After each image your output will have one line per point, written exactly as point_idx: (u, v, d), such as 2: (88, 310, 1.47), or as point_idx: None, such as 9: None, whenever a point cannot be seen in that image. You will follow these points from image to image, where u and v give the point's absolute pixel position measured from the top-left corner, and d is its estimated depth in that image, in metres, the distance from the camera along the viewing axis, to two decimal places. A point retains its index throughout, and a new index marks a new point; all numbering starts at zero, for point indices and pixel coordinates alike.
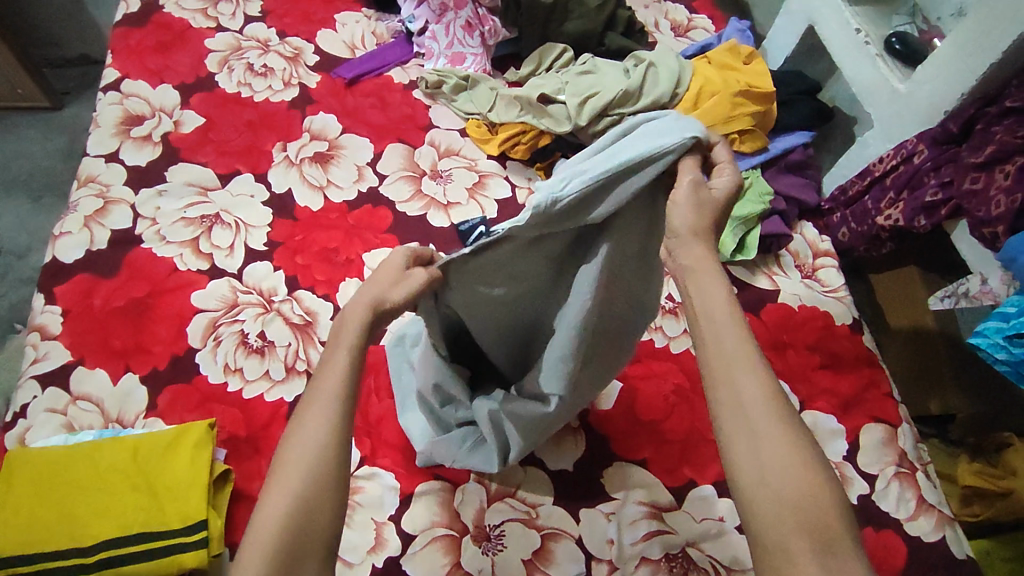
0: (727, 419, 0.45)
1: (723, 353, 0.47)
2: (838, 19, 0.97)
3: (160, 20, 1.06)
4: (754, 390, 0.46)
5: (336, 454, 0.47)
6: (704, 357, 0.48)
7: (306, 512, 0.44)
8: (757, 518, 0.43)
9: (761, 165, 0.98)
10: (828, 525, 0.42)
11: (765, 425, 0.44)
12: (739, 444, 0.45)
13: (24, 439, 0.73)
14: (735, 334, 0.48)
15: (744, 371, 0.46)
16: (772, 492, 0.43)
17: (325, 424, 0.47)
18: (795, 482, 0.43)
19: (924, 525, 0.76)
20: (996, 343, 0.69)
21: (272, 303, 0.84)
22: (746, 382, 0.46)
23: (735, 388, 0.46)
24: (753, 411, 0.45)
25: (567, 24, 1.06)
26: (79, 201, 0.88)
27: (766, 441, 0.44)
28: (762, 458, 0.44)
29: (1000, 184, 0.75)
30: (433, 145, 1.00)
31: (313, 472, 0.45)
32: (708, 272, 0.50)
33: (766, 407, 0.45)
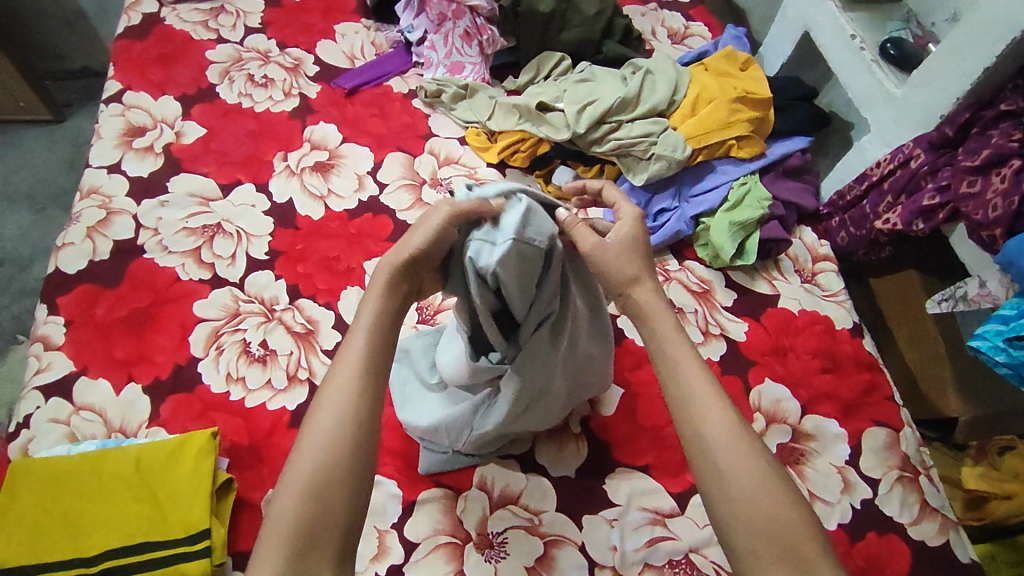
0: (696, 453, 0.51)
1: (683, 391, 0.53)
2: (833, 26, 0.98)
3: (162, 32, 1.07)
4: (716, 423, 0.51)
5: (344, 452, 0.49)
6: (669, 399, 0.54)
7: (315, 514, 0.47)
8: (737, 546, 0.48)
9: (759, 171, 0.97)
10: (798, 543, 0.47)
11: (728, 456, 0.50)
12: (709, 478, 0.50)
13: (27, 450, 0.73)
14: (695, 373, 0.54)
15: (704, 410, 0.52)
16: (745, 523, 0.48)
17: (335, 418, 0.50)
18: (764, 507, 0.48)
19: (928, 529, 0.76)
20: (996, 346, 0.69)
21: (274, 311, 0.84)
22: (708, 417, 0.51)
23: (699, 429, 0.51)
24: (720, 445, 0.50)
25: (564, 33, 1.07)
26: (82, 212, 0.89)
27: (733, 472, 0.49)
28: (731, 493, 0.49)
29: (997, 187, 0.75)
30: (433, 154, 1.00)
31: (322, 461, 0.48)
32: (657, 314, 0.57)
33: (728, 439, 0.50)
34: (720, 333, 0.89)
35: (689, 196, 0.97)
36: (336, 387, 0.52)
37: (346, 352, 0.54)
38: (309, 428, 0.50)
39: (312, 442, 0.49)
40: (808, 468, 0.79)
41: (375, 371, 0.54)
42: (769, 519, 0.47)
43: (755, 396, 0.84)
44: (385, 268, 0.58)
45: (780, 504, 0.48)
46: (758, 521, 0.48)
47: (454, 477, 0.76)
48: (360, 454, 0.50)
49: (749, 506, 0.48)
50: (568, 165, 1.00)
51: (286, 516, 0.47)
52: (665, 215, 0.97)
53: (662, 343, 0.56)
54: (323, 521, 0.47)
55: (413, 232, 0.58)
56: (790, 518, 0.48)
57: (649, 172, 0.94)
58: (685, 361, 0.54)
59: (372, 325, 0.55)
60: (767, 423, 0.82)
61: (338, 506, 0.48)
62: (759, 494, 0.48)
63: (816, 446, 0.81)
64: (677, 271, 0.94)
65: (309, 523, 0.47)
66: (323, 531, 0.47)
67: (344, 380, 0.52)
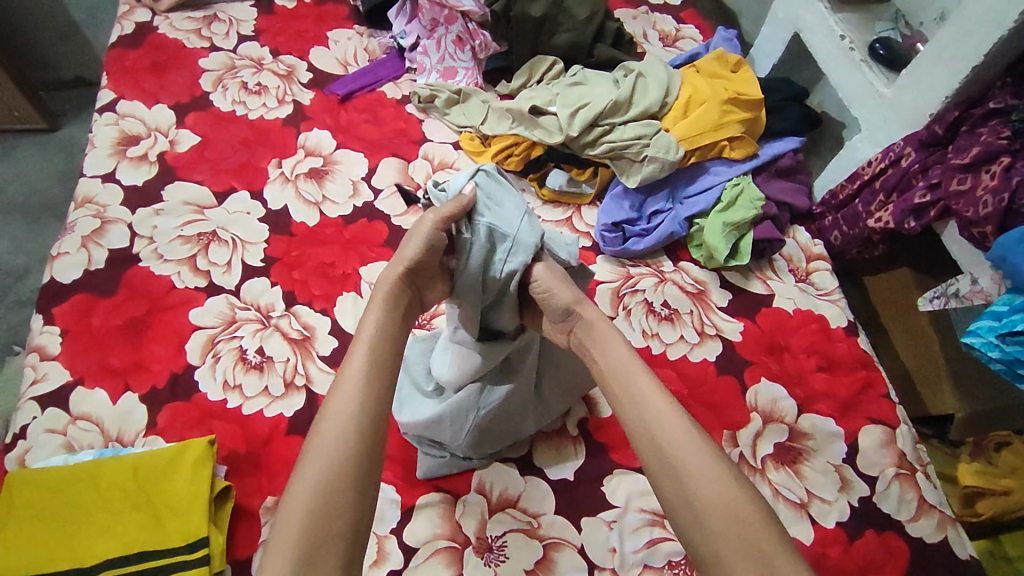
0: (649, 456, 0.53)
1: (636, 402, 0.56)
2: (823, 26, 0.99)
3: (155, 41, 1.07)
4: (668, 428, 0.54)
5: (350, 461, 0.50)
6: (623, 412, 0.57)
7: (321, 519, 0.47)
8: (696, 545, 0.49)
9: (752, 171, 0.98)
10: (755, 534, 0.48)
11: (682, 456, 0.52)
12: (663, 477, 0.52)
13: (24, 461, 0.73)
14: (645, 384, 0.57)
15: (655, 417, 0.55)
16: (701, 520, 0.49)
17: (342, 427, 0.51)
18: (719, 502, 0.49)
19: (925, 526, 0.76)
20: (990, 342, 0.70)
21: (271, 318, 0.85)
22: (660, 422, 0.54)
23: (652, 434, 0.54)
24: (671, 447, 0.53)
25: (556, 37, 1.07)
26: (77, 221, 0.89)
27: (684, 471, 0.51)
28: (687, 490, 0.50)
29: (987, 184, 0.75)
30: (427, 159, 1.01)
31: (328, 470, 0.49)
32: (605, 335, 0.62)
33: (680, 441, 0.53)
34: (716, 333, 0.89)
35: (683, 198, 0.97)
36: (338, 398, 0.52)
37: (347, 367, 0.55)
38: (312, 439, 0.51)
39: (317, 452, 0.50)
40: (806, 466, 0.80)
41: (378, 382, 0.55)
42: (725, 513, 0.49)
43: (751, 395, 0.84)
44: (393, 272, 0.62)
45: (733, 499, 0.49)
46: (709, 513, 0.49)
47: (452, 482, 0.76)
48: (363, 463, 0.51)
49: (701, 501, 0.50)
50: (562, 169, 1.00)
51: (292, 522, 0.47)
52: (659, 216, 0.97)
53: (613, 361, 0.60)
54: (328, 526, 0.47)
55: (407, 242, 0.62)
56: (747, 511, 0.49)
57: (643, 174, 0.94)
58: (635, 375, 0.58)
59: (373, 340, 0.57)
60: (764, 422, 0.83)
61: (343, 511, 0.48)
62: (710, 490, 0.50)
63: (813, 445, 0.81)
64: (672, 272, 0.94)
65: (315, 529, 0.47)
66: (329, 538, 0.47)
67: (346, 392, 0.53)
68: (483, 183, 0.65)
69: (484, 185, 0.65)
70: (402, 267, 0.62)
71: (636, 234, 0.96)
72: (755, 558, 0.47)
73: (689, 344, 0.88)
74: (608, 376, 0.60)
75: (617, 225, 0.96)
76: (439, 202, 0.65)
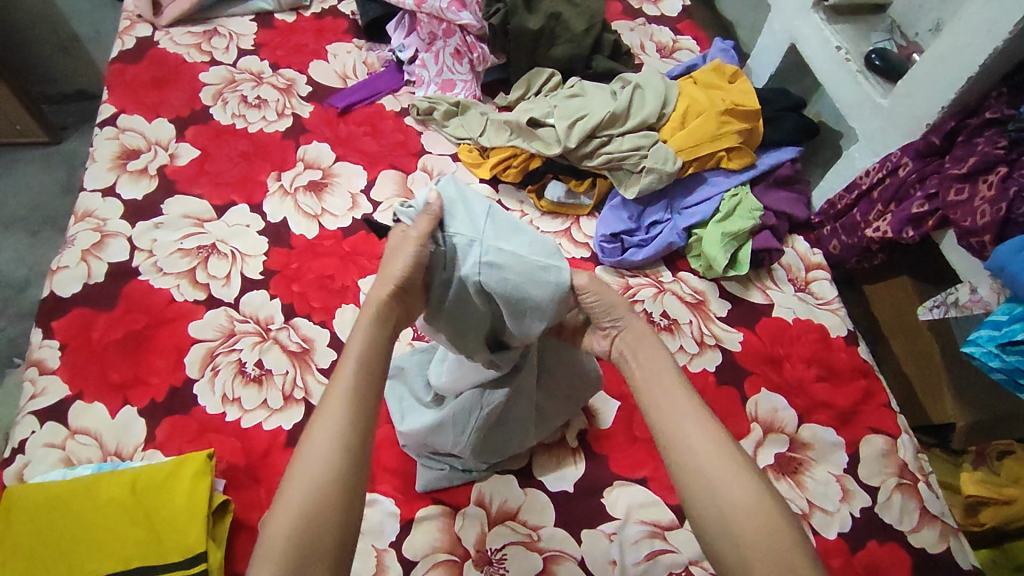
0: (681, 464, 0.53)
1: (670, 414, 0.56)
2: (819, 38, 1.00)
3: (156, 55, 1.08)
4: (701, 439, 0.54)
5: (337, 473, 0.50)
6: (655, 423, 0.57)
7: (308, 532, 0.47)
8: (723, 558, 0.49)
9: (750, 181, 0.98)
10: (784, 547, 0.48)
11: (715, 467, 0.52)
12: (697, 486, 0.52)
13: (22, 475, 0.73)
14: (680, 394, 0.58)
15: (688, 430, 0.54)
16: (730, 533, 0.49)
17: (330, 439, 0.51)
18: (751, 517, 0.49)
19: (928, 537, 0.75)
20: (990, 351, 0.70)
21: (270, 331, 0.85)
22: (694, 434, 0.54)
23: (685, 445, 0.54)
24: (705, 457, 0.53)
25: (554, 50, 1.08)
26: (77, 235, 0.89)
27: (719, 479, 0.51)
28: (719, 502, 0.50)
29: (985, 194, 0.75)
30: (426, 170, 1.01)
31: (316, 485, 0.49)
32: (650, 346, 0.63)
33: (713, 453, 0.53)
34: (716, 344, 0.89)
35: (681, 208, 0.97)
36: (326, 412, 0.52)
37: (335, 381, 0.55)
38: (302, 451, 0.51)
39: (305, 464, 0.50)
40: (807, 477, 0.79)
41: (365, 398, 0.54)
42: (756, 526, 0.49)
43: (752, 406, 0.84)
44: (383, 291, 0.59)
45: (764, 505, 0.50)
46: (741, 524, 0.49)
47: (452, 494, 0.75)
48: (349, 478, 0.50)
49: (734, 509, 0.50)
50: (560, 180, 1.00)
51: (281, 531, 0.47)
52: (658, 227, 0.97)
53: (651, 372, 0.60)
54: (315, 539, 0.47)
55: (391, 259, 0.60)
56: (776, 523, 0.49)
57: (641, 185, 0.94)
58: (673, 384, 0.58)
59: (363, 353, 0.57)
60: (764, 433, 0.82)
61: (332, 523, 0.48)
62: (742, 502, 0.50)
63: (814, 455, 0.81)
64: (670, 282, 0.94)
65: (302, 543, 0.47)
66: (316, 548, 0.47)
67: (336, 404, 0.53)
68: (449, 196, 0.62)
69: (454, 198, 0.62)
70: (392, 285, 0.59)
71: (635, 245, 0.96)
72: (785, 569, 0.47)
73: (688, 354, 0.88)
74: (643, 387, 0.60)
75: (616, 235, 0.96)
76: (407, 219, 0.62)
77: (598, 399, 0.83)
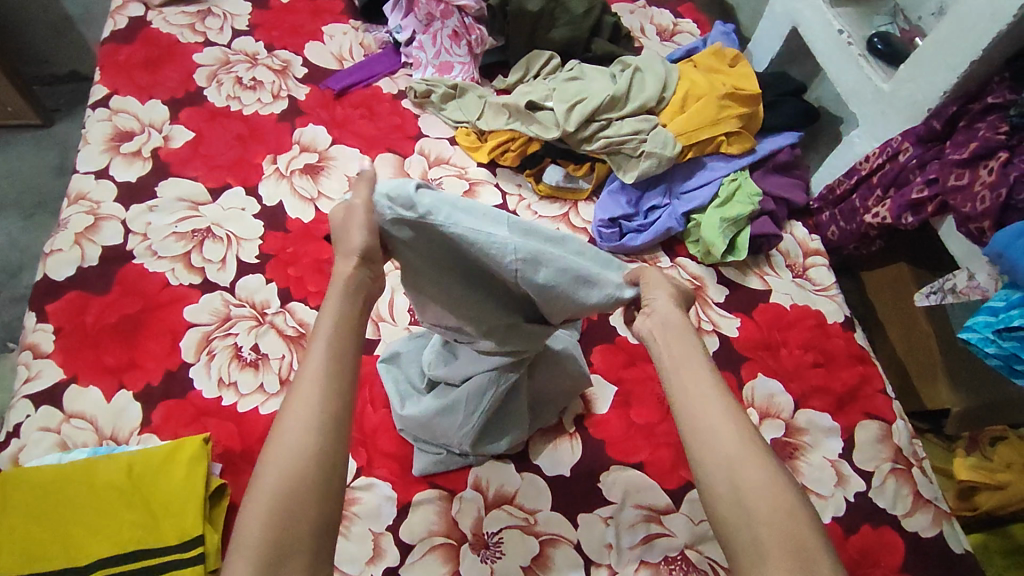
0: (703, 455, 0.49)
1: (693, 394, 0.52)
2: (821, 20, 0.98)
3: (148, 35, 1.06)
4: (722, 419, 0.50)
5: (311, 460, 0.47)
6: (675, 402, 0.53)
7: (282, 524, 0.45)
8: (734, 540, 0.47)
9: (749, 166, 0.97)
10: (799, 531, 0.46)
11: (735, 448, 0.49)
12: (719, 479, 0.48)
13: (18, 459, 0.72)
14: (700, 373, 0.53)
15: (710, 407, 0.51)
16: (745, 514, 0.47)
17: (302, 426, 0.48)
18: (768, 499, 0.47)
19: (921, 520, 0.76)
20: (986, 337, 0.70)
21: (266, 315, 0.84)
22: (716, 413, 0.51)
23: (707, 424, 0.50)
24: (728, 449, 0.49)
25: (553, 32, 1.07)
26: (70, 218, 0.88)
27: (738, 460, 0.48)
28: (736, 482, 0.48)
29: (984, 179, 0.75)
30: (423, 154, 1.00)
31: (288, 473, 0.46)
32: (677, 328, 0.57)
33: (732, 432, 0.50)
34: (713, 329, 0.89)
35: (679, 193, 0.97)
36: (299, 396, 0.49)
37: (306, 363, 0.51)
38: (273, 439, 0.48)
39: (276, 452, 0.47)
40: (802, 462, 0.80)
41: (341, 380, 0.51)
42: (772, 509, 0.46)
43: (748, 391, 0.84)
44: (347, 265, 0.55)
45: (781, 489, 0.48)
46: (763, 522, 0.46)
47: (448, 478, 0.75)
48: (326, 464, 0.48)
49: (752, 491, 0.47)
50: (559, 164, 1.00)
51: (254, 524, 0.45)
52: (656, 212, 0.96)
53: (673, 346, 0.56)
54: (291, 531, 0.45)
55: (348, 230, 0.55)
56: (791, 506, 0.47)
57: (639, 170, 0.94)
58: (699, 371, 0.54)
59: (332, 334, 0.53)
60: (760, 419, 0.82)
61: (308, 513, 0.46)
62: (760, 483, 0.47)
63: (809, 441, 0.81)
64: (668, 268, 0.94)
65: (276, 534, 0.45)
66: (293, 539, 0.45)
67: (307, 387, 0.50)
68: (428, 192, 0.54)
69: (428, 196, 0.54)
70: (355, 257, 0.55)
71: (634, 230, 0.95)
72: (797, 552, 0.45)
73: None
74: (665, 365, 0.55)
75: (615, 219, 0.96)
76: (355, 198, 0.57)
77: (594, 384, 0.83)
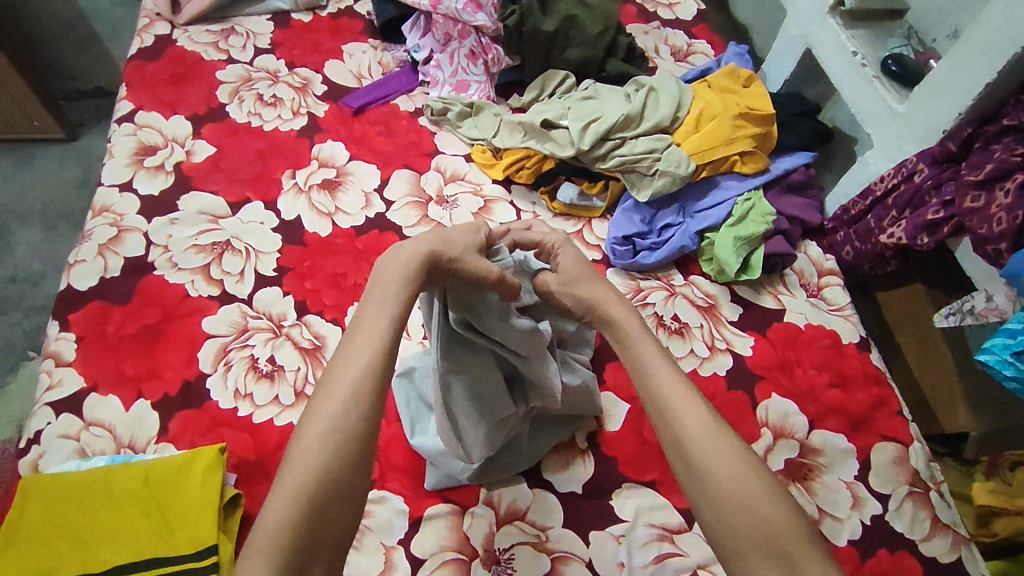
0: (682, 467, 0.54)
1: (665, 409, 0.56)
2: (835, 43, 0.99)
3: (173, 53, 1.09)
4: (693, 428, 0.54)
5: (344, 461, 0.49)
6: (655, 419, 0.57)
7: (313, 523, 0.46)
8: (725, 546, 0.50)
9: (763, 186, 0.98)
10: (775, 525, 0.49)
11: (706, 455, 0.53)
12: (696, 489, 0.52)
13: (37, 465, 0.73)
14: (672, 383, 0.57)
15: (682, 418, 0.55)
16: (725, 520, 0.50)
17: (334, 425, 0.50)
18: (743, 498, 0.50)
19: (939, 546, 0.75)
20: (1004, 360, 0.69)
21: (282, 327, 0.85)
22: (688, 423, 0.55)
23: (680, 435, 0.54)
24: (704, 455, 0.53)
25: (568, 52, 1.08)
26: (94, 229, 0.90)
27: (710, 467, 0.52)
28: (712, 490, 0.51)
29: (1001, 201, 0.75)
30: (439, 171, 1.02)
31: (319, 474, 0.48)
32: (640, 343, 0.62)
33: (704, 440, 0.53)
34: (727, 348, 0.89)
35: (693, 212, 0.97)
36: (336, 394, 0.51)
37: (345, 363, 0.53)
38: (304, 437, 0.49)
39: (308, 450, 0.48)
40: (817, 484, 0.79)
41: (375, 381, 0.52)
42: (747, 509, 0.49)
43: (762, 411, 0.84)
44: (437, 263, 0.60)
45: (754, 488, 0.50)
46: (741, 523, 0.49)
47: (460, 493, 0.75)
48: (357, 467, 0.49)
49: (728, 497, 0.50)
50: (573, 182, 1.00)
51: (278, 523, 0.45)
52: (670, 230, 0.97)
53: (641, 361, 0.60)
54: (317, 534, 0.47)
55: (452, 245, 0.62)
56: (765, 500, 0.50)
57: (653, 188, 0.94)
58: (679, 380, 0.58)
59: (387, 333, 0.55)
60: (774, 438, 0.82)
61: (339, 515, 0.48)
62: (733, 485, 0.51)
63: (824, 462, 0.80)
64: (682, 286, 0.94)
65: (303, 537, 0.46)
66: (316, 545, 0.46)
67: (344, 385, 0.51)
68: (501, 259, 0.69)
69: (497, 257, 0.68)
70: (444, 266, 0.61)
71: (647, 248, 0.96)
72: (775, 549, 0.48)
73: (699, 358, 0.87)
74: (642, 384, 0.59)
75: (628, 238, 0.96)
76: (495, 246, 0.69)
77: (607, 401, 0.83)
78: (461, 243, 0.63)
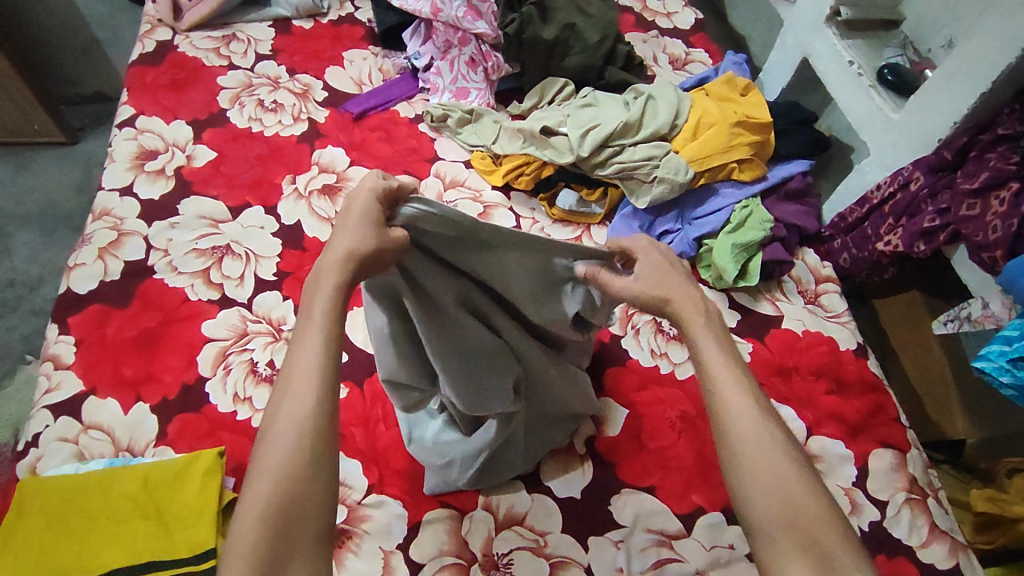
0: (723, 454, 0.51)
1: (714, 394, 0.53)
2: (832, 52, 1.00)
3: (175, 59, 1.10)
4: (741, 417, 0.51)
5: (305, 462, 0.47)
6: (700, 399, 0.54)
7: (284, 527, 0.46)
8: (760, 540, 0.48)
9: (760, 193, 0.98)
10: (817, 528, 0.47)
11: (751, 448, 0.50)
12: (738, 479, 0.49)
13: (35, 468, 0.73)
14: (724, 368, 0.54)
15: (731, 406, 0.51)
16: (766, 514, 0.48)
17: (289, 428, 0.47)
18: (789, 496, 0.48)
19: (937, 552, 0.75)
20: (1000, 366, 0.69)
21: (281, 331, 0.85)
22: (735, 410, 0.51)
23: (726, 421, 0.51)
24: (753, 445, 0.50)
25: (568, 59, 1.09)
26: (94, 233, 0.90)
27: (757, 460, 0.49)
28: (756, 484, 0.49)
29: (996, 210, 0.76)
30: (439, 176, 1.02)
31: (282, 478, 0.46)
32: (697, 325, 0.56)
33: (751, 431, 0.50)
34: None
35: (691, 219, 0.98)
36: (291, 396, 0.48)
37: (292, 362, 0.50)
38: (264, 442, 0.48)
39: (267, 457, 0.47)
40: None
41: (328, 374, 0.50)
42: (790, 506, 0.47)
43: None
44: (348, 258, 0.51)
45: (797, 487, 0.48)
46: (783, 520, 0.47)
47: (458, 498, 0.75)
48: (319, 466, 0.48)
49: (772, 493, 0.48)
50: (572, 188, 1.01)
51: (247, 532, 0.45)
52: (668, 237, 0.97)
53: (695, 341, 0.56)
54: (291, 535, 0.46)
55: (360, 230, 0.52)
56: (809, 504, 0.48)
57: (652, 195, 0.95)
58: (730, 353, 0.55)
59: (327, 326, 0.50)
60: None
61: (310, 515, 0.47)
62: (778, 482, 0.48)
63: (823, 468, 0.81)
64: None
65: (274, 541, 0.45)
66: (293, 547, 0.46)
67: (298, 386, 0.49)
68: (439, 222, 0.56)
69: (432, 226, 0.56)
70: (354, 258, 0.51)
71: None
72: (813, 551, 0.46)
73: None
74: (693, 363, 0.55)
75: None
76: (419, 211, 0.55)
77: (606, 406, 0.83)
78: (366, 224, 0.52)
